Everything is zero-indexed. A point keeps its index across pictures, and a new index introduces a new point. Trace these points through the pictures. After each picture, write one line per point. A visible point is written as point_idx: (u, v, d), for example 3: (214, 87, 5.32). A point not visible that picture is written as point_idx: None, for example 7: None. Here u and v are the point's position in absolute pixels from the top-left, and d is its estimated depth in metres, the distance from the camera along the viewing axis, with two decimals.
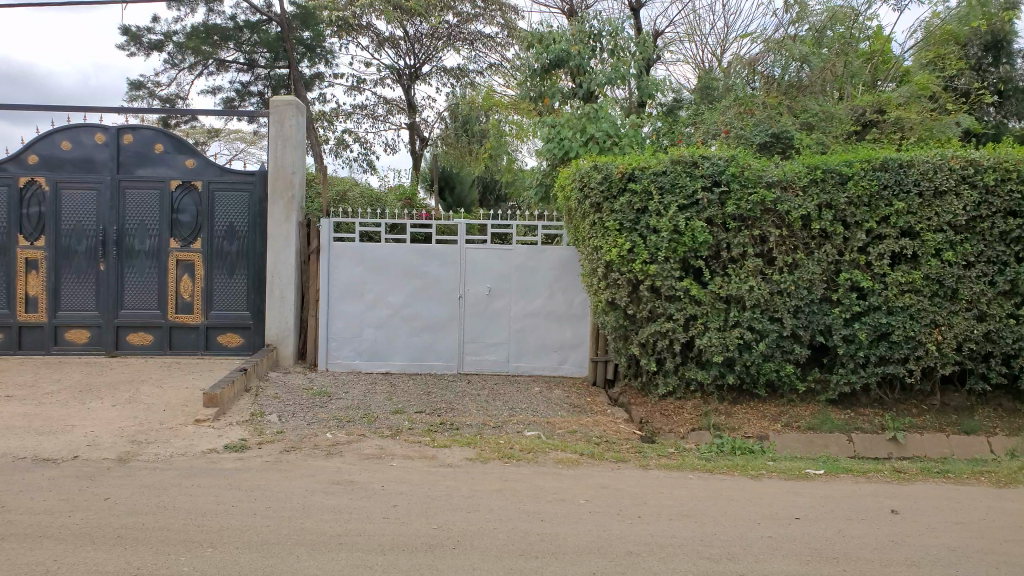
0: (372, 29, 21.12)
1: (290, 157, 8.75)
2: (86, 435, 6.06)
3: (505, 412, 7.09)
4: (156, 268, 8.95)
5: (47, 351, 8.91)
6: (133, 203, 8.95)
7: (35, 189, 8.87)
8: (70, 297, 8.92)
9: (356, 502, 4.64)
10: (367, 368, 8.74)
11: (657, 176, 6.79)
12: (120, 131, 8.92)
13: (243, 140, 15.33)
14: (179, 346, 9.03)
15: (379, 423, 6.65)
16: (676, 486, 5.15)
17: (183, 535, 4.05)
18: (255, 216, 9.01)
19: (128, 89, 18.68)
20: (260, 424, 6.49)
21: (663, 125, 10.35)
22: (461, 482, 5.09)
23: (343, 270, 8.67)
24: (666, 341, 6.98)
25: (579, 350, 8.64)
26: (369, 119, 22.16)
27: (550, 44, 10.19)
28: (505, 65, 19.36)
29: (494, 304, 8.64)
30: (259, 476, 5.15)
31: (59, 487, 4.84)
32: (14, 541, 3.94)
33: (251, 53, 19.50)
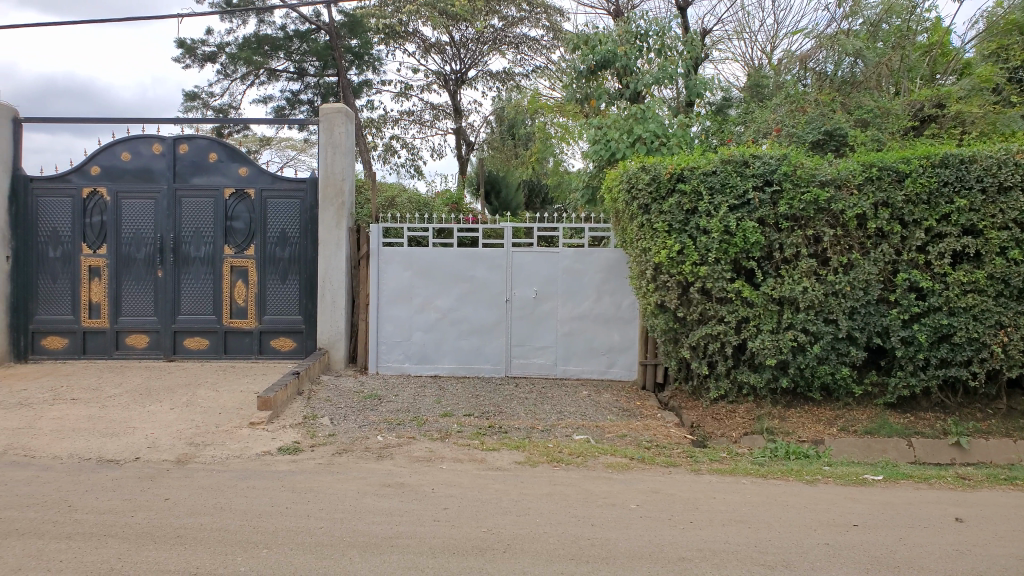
0: (419, 35, 21.35)
1: (340, 163, 8.88)
2: (147, 437, 6.24)
3: (553, 416, 7.07)
4: (212, 274, 9.18)
5: (109, 355, 9.21)
6: (189, 211, 9.19)
7: (98, 199, 9.20)
8: (130, 303, 9.21)
9: (407, 505, 4.68)
10: (416, 371, 8.82)
11: (707, 176, 6.72)
12: (176, 141, 9.17)
13: (293, 147, 15.64)
14: (234, 350, 9.24)
15: (429, 425, 6.70)
16: (730, 491, 5.06)
17: (240, 536, 4.13)
18: (306, 222, 9.17)
19: (183, 101, 19.23)
20: (313, 427, 6.60)
21: (712, 125, 10.22)
22: (511, 486, 5.09)
23: (392, 275, 8.77)
24: (717, 344, 6.89)
25: (628, 354, 8.57)
26: (416, 125, 22.39)
27: (596, 45, 10.13)
28: (551, 67, 19.36)
29: (541, 307, 8.63)
30: (312, 479, 5.23)
31: (122, 488, 4.99)
32: (81, 539, 4.07)
33: (301, 62, 19.90)
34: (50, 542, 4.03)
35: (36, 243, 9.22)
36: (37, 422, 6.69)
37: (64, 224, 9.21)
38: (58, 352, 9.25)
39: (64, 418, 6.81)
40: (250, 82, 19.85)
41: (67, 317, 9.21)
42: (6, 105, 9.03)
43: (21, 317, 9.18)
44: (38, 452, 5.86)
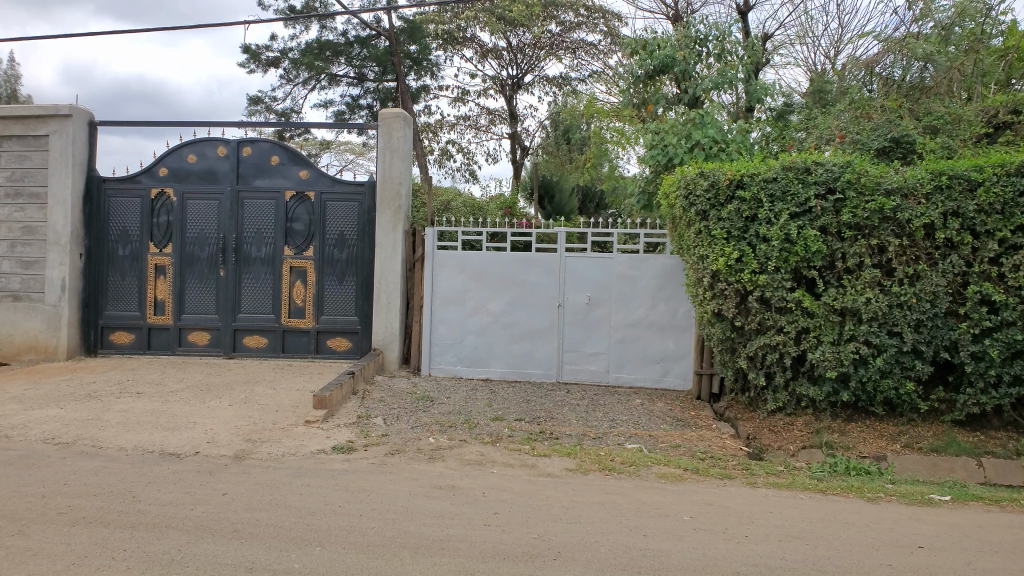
0: (476, 41, 21.53)
1: (397, 168, 8.99)
2: (207, 432, 6.41)
3: (605, 423, 7.02)
4: (272, 274, 9.40)
5: (172, 351, 9.50)
6: (251, 212, 9.43)
7: (165, 200, 9.51)
8: (193, 301, 9.49)
9: (458, 508, 4.70)
10: (468, 374, 8.86)
11: (768, 182, 6.60)
12: (239, 144, 9.42)
13: (352, 151, 15.90)
14: (292, 349, 9.43)
15: (480, 429, 6.72)
16: (786, 506, 4.95)
17: (294, 533, 4.21)
18: (364, 225, 9.31)
19: (247, 105, 19.74)
20: (366, 426, 6.69)
21: (772, 131, 10.03)
22: (562, 493, 5.07)
23: (446, 278, 8.85)
24: (776, 354, 6.75)
25: (683, 362, 8.43)
26: (472, 129, 22.56)
27: (654, 50, 10.03)
28: (608, 72, 19.27)
29: (594, 313, 8.58)
30: (365, 478, 5.30)
31: (182, 481, 5.14)
32: (144, 529, 4.21)
33: (361, 67, 20.19)
34: (115, 532, 4.16)
35: (107, 242, 9.58)
36: (104, 414, 6.95)
37: (133, 224, 9.56)
38: (125, 346, 9.58)
39: (130, 411, 7.05)
40: (312, 87, 20.21)
41: (133, 314, 9.54)
42: (82, 109, 9.41)
43: (91, 312, 9.55)
44: (105, 443, 6.08)
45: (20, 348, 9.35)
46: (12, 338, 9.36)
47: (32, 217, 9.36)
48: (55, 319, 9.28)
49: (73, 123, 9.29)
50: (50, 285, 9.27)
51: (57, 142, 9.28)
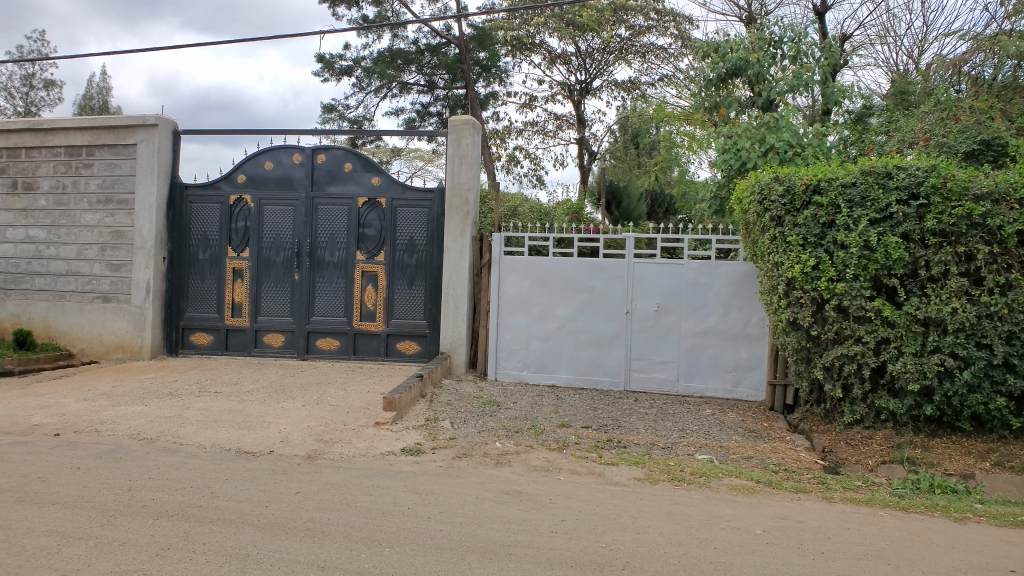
0: (545, 47, 21.60)
1: (466, 174, 9.06)
2: (281, 432, 6.59)
3: (674, 433, 6.91)
4: (344, 278, 9.61)
5: (249, 352, 9.81)
6: (324, 218, 9.66)
7: (243, 205, 9.85)
8: (269, 304, 9.78)
9: (526, 514, 4.70)
10: (535, 380, 8.86)
11: (846, 187, 6.40)
12: (314, 151, 9.67)
13: (422, 158, 16.11)
14: (362, 352, 9.61)
15: (546, 435, 6.71)
16: (866, 523, 4.76)
17: (364, 533, 4.28)
18: (433, 230, 9.42)
19: (321, 113, 20.26)
20: (435, 429, 6.76)
21: (851, 134, 9.72)
22: (630, 502, 5.01)
23: (513, 282, 8.90)
24: (854, 365, 6.51)
25: (756, 372, 8.23)
26: (539, 135, 22.59)
27: (727, 53, 9.84)
28: (679, 76, 19.02)
29: (663, 320, 8.47)
30: (433, 481, 5.35)
31: (258, 479, 5.29)
32: (222, 524, 4.34)
33: (431, 75, 20.44)
34: (195, 526, 4.32)
35: (189, 246, 9.97)
36: (185, 412, 7.22)
37: (213, 229, 9.92)
38: (204, 347, 9.94)
39: (209, 410, 7.31)
40: (383, 95, 20.54)
41: (212, 315, 9.90)
42: (168, 118, 9.83)
43: (173, 314, 9.95)
44: (186, 440, 6.32)
45: (110, 347, 9.85)
46: (102, 337, 9.87)
47: (120, 222, 9.83)
48: (140, 320, 9.72)
49: (159, 132, 9.71)
50: (136, 287, 9.72)
51: (145, 151, 9.71)
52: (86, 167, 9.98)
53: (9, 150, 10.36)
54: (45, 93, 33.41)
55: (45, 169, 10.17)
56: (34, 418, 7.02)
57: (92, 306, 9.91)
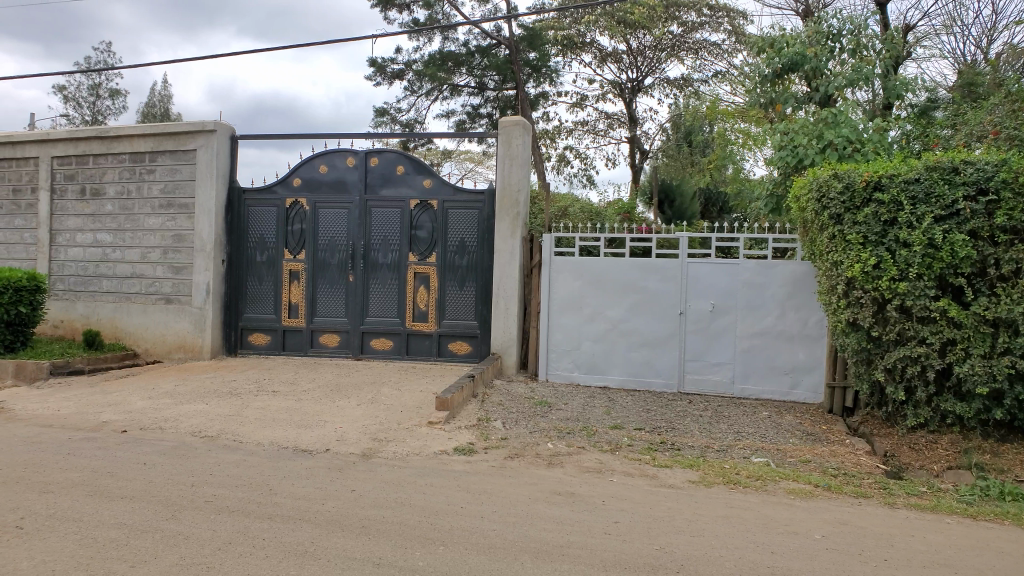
0: (596, 45, 21.50)
1: (517, 175, 9.08)
2: (337, 430, 6.70)
3: (729, 435, 6.80)
4: (397, 279, 9.73)
5: (305, 352, 10.01)
6: (378, 220, 9.79)
7: (299, 209, 10.04)
8: (324, 305, 9.95)
9: (579, 515, 4.68)
10: (587, 381, 8.81)
11: (910, 183, 6.21)
12: (368, 154, 9.81)
13: (472, 159, 16.19)
14: (415, 352, 9.71)
15: (599, 437, 6.67)
16: (931, 530, 4.61)
17: (418, 531, 4.32)
18: (484, 232, 9.46)
19: (374, 117, 20.54)
20: (486, 429, 6.79)
21: (914, 129, 9.43)
22: (685, 505, 4.95)
23: (564, 283, 8.88)
24: (918, 367, 6.30)
25: (814, 374, 8.05)
26: (590, 134, 22.50)
27: (783, 48, 9.64)
28: (733, 72, 18.73)
29: (718, 321, 8.34)
30: (485, 481, 5.37)
31: (314, 477, 5.39)
32: (280, 521, 4.44)
33: (481, 76, 20.51)
34: (255, 522, 4.42)
35: (246, 248, 10.22)
36: (244, 411, 7.39)
37: (270, 232, 10.15)
38: (262, 347, 10.17)
39: (267, 408, 7.48)
40: (435, 97, 20.70)
41: (270, 316, 10.13)
42: (226, 124, 10.09)
43: (232, 314, 10.21)
44: (244, 438, 6.48)
45: (172, 347, 10.17)
46: (165, 337, 10.19)
47: (182, 225, 10.13)
48: (201, 320, 10.00)
49: (217, 138, 9.97)
50: (197, 289, 10.01)
51: (204, 156, 9.99)
52: (149, 172, 10.32)
53: (78, 158, 10.78)
54: (112, 102, 34.69)
55: (111, 175, 10.55)
56: (102, 415, 7.28)
57: (156, 307, 10.24)
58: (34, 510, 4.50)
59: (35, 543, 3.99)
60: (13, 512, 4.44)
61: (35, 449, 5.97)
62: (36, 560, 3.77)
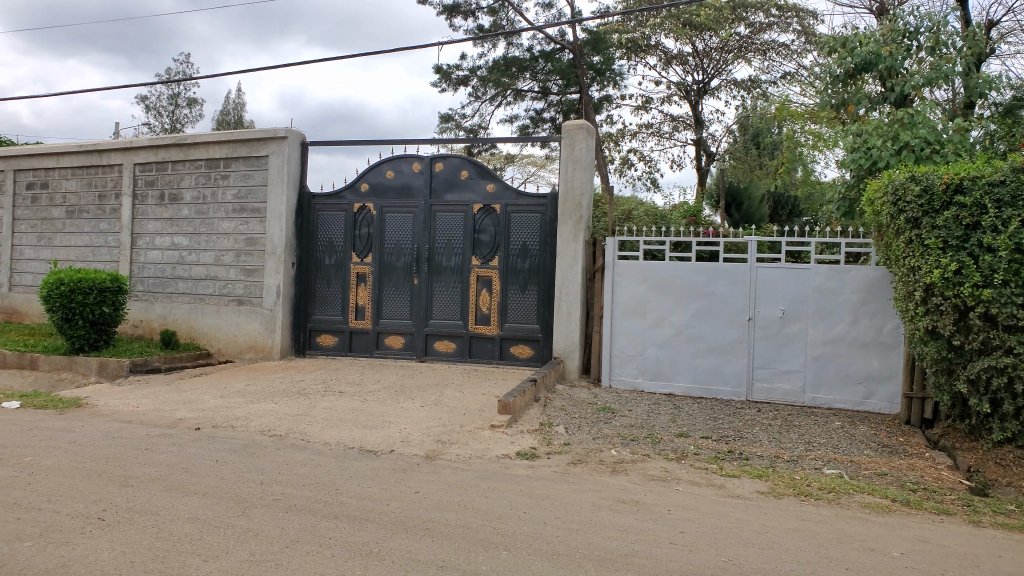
0: (661, 47, 21.31)
1: (580, 179, 9.04)
2: (401, 431, 6.79)
3: (800, 445, 6.61)
4: (460, 283, 9.80)
5: (371, 354, 10.17)
6: (442, 224, 9.89)
7: (366, 213, 10.22)
8: (390, 307, 10.10)
9: (643, 524, 4.61)
10: (651, 388, 8.69)
11: (994, 186, 5.96)
12: (432, 160, 9.92)
13: (535, 163, 16.20)
14: (478, 355, 9.75)
15: (664, 445, 6.57)
16: (1020, 551, 4.37)
17: (481, 535, 4.32)
18: (546, 236, 9.44)
19: (439, 123, 20.79)
20: (549, 434, 6.77)
21: (998, 129, 9.01)
22: (754, 516, 4.82)
23: (628, 288, 8.78)
24: (1004, 379, 5.95)
25: (890, 384, 7.76)
26: (655, 137, 22.25)
27: (856, 47, 9.34)
28: (803, 73, 18.26)
29: (788, 328, 8.12)
30: (548, 486, 5.35)
31: (379, 478, 5.46)
32: (346, 520, 4.51)
33: (545, 81, 20.53)
34: (322, 520, 4.50)
35: (316, 251, 10.46)
36: (312, 411, 7.56)
37: (338, 236, 10.36)
38: (330, 348, 10.39)
39: (334, 409, 7.62)
40: (498, 103, 20.79)
41: (337, 318, 10.33)
42: (296, 131, 10.35)
43: (301, 316, 10.46)
44: (312, 437, 6.61)
45: (243, 347, 10.47)
46: (237, 338, 10.50)
47: (254, 229, 10.43)
48: (271, 322, 10.27)
49: (288, 144, 10.23)
50: (267, 291, 10.29)
51: (276, 162, 10.27)
52: (224, 178, 10.66)
53: (157, 164, 11.22)
54: (188, 110, 36.05)
55: (188, 181, 10.95)
56: (178, 412, 7.54)
57: (228, 308, 10.56)
58: (115, 502, 4.69)
59: (115, 534, 4.15)
60: (96, 504, 4.64)
61: (115, 444, 6.22)
62: (116, 551, 3.92)
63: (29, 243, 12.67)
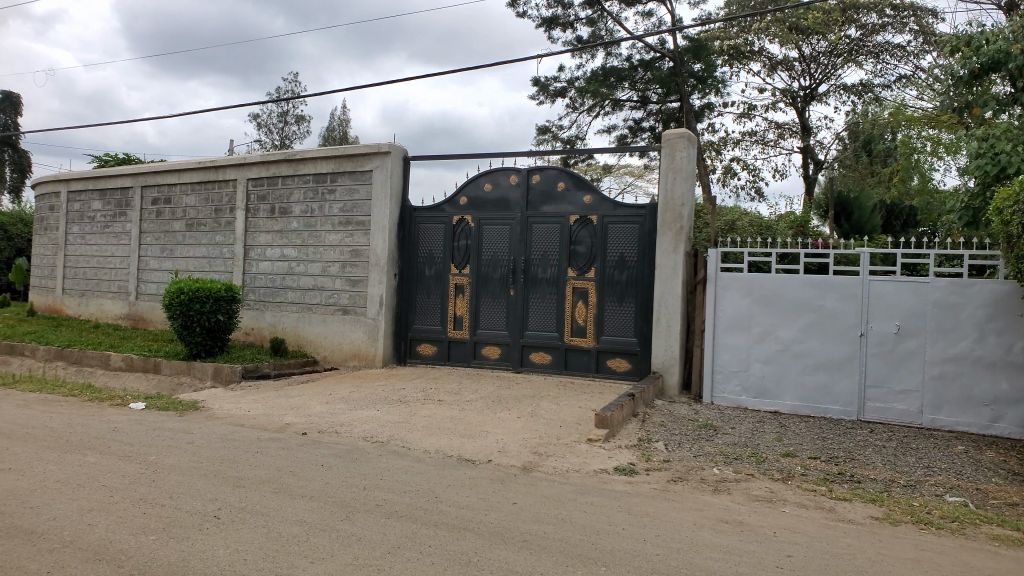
0: (766, 53, 20.77)
1: (681, 189, 8.88)
2: (498, 442, 6.83)
3: (918, 470, 6.23)
4: (556, 294, 9.79)
5: (468, 364, 10.30)
6: (538, 236, 9.92)
7: (464, 225, 10.39)
8: (487, 318, 10.21)
9: (747, 545, 4.45)
10: (755, 405, 8.40)
11: None
12: (529, 172, 10.00)
13: (634, 173, 16.03)
14: (574, 367, 9.70)
15: (769, 464, 6.33)
16: None
17: (579, 550, 4.28)
18: (645, 247, 9.30)
19: (536, 135, 20.91)
20: (648, 450, 6.65)
21: None
22: (868, 543, 4.57)
23: (731, 301, 8.56)
24: None
25: (1020, 408, 7.22)
26: (759, 145, 21.63)
27: (981, 46, 8.77)
28: (921, 75, 17.30)
29: (905, 345, 7.68)
30: (647, 503, 5.24)
31: (477, 487, 5.50)
32: (445, 529, 4.56)
33: (644, 90, 20.34)
34: (422, 528, 4.58)
35: (416, 263, 10.70)
36: (412, 418, 7.71)
37: (437, 248, 10.57)
38: (429, 357, 10.59)
39: (433, 417, 7.74)
40: (596, 113, 20.70)
41: (436, 328, 10.53)
42: (399, 146, 10.64)
43: (402, 325, 10.72)
44: (412, 445, 6.75)
45: (347, 355, 10.82)
46: (342, 345, 10.87)
47: (358, 241, 10.78)
48: (374, 330, 10.57)
49: (391, 159, 10.53)
50: (371, 301, 10.61)
51: (379, 176, 10.59)
52: (330, 192, 11.08)
53: (269, 180, 11.78)
54: (297, 127, 37.68)
55: (297, 195, 11.43)
56: (286, 418, 7.85)
57: (334, 317, 10.95)
58: (229, 502, 4.91)
59: (230, 532, 4.35)
60: (212, 503, 4.88)
61: (229, 446, 6.53)
62: (230, 548, 4.10)
63: (154, 254, 13.53)
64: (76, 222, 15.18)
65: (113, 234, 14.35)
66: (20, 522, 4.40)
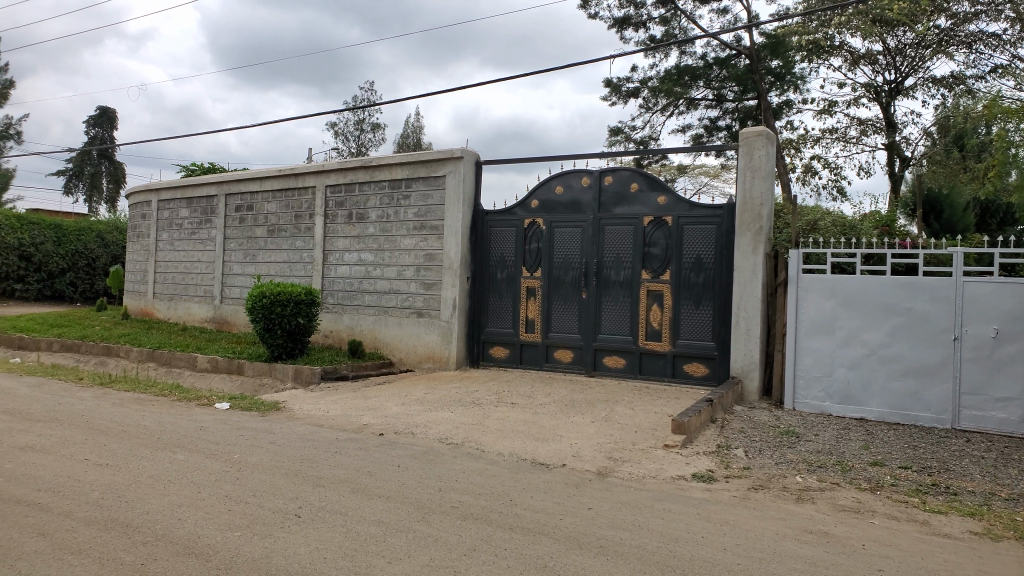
0: (847, 47, 20.05)
1: (759, 188, 8.64)
2: (572, 446, 6.77)
3: (1021, 482, 5.86)
4: (630, 297, 9.66)
5: (541, 367, 10.29)
6: (611, 238, 9.82)
7: (536, 228, 10.39)
8: (560, 321, 10.16)
9: (835, 557, 4.27)
10: (839, 411, 8.09)
11: None
12: (602, 173, 9.93)
13: (709, 174, 15.68)
14: (649, 371, 9.54)
15: (856, 473, 6.07)
16: None
17: (658, 557, 4.19)
18: (722, 248, 9.08)
19: (609, 136, 20.77)
20: (727, 457, 6.48)
21: None
22: (967, 559, 4.31)
23: (813, 303, 8.28)
24: None
25: None
26: (841, 142, 20.88)
27: None
28: (1018, 65, 16.32)
29: (1004, 349, 7.25)
30: (728, 512, 5.09)
31: (552, 491, 5.46)
32: (521, 532, 4.53)
33: (720, 88, 19.97)
34: (498, 530, 4.57)
35: (489, 266, 10.76)
36: (486, 421, 7.74)
37: (510, 251, 10.60)
38: (502, 359, 10.62)
39: (506, 420, 7.75)
40: (669, 113, 20.40)
41: (509, 331, 10.56)
42: (472, 150, 10.71)
43: (475, 328, 10.80)
44: (487, 447, 6.76)
45: (422, 357, 10.96)
46: (417, 347, 11.01)
47: (432, 245, 10.90)
48: (448, 333, 10.67)
49: (464, 163, 10.61)
50: (445, 303, 10.72)
51: (453, 180, 10.69)
52: (405, 197, 11.24)
53: (346, 186, 12.05)
54: (372, 135, 38.48)
55: (373, 201, 11.66)
56: (363, 418, 7.99)
57: (409, 319, 11.11)
58: (309, 501, 5.02)
59: (311, 531, 4.44)
60: (294, 501, 5.00)
61: (309, 446, 6.69)
62: (310, 546, 4.18)
63: (238, 259, 14.02)
64: (166, 229, 15.87)
65: (200, 240, 14.95)
66: (116, 515, 4.61)
